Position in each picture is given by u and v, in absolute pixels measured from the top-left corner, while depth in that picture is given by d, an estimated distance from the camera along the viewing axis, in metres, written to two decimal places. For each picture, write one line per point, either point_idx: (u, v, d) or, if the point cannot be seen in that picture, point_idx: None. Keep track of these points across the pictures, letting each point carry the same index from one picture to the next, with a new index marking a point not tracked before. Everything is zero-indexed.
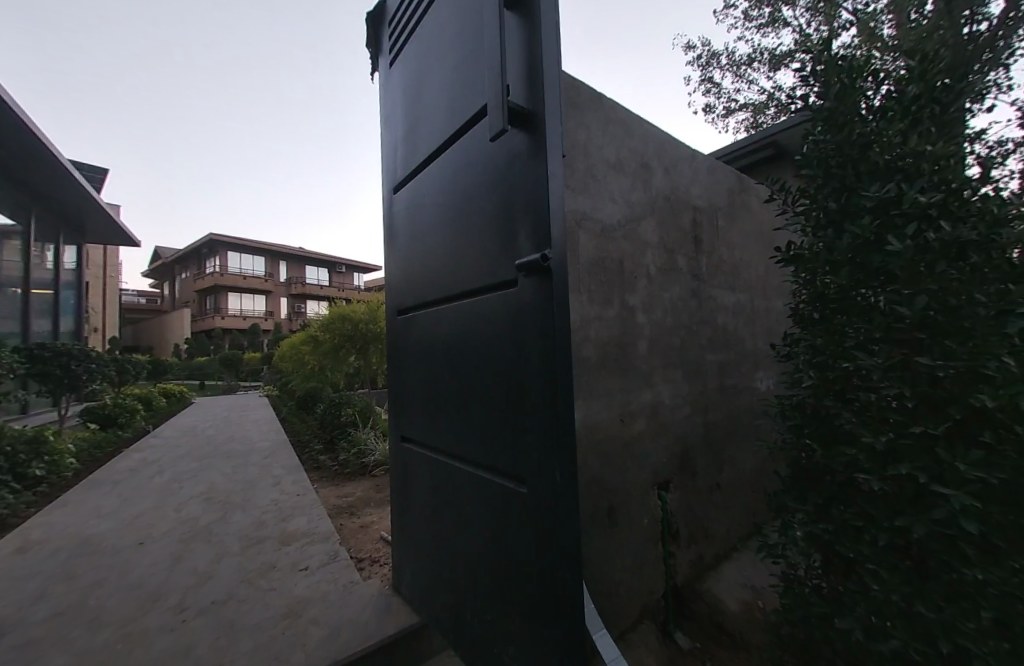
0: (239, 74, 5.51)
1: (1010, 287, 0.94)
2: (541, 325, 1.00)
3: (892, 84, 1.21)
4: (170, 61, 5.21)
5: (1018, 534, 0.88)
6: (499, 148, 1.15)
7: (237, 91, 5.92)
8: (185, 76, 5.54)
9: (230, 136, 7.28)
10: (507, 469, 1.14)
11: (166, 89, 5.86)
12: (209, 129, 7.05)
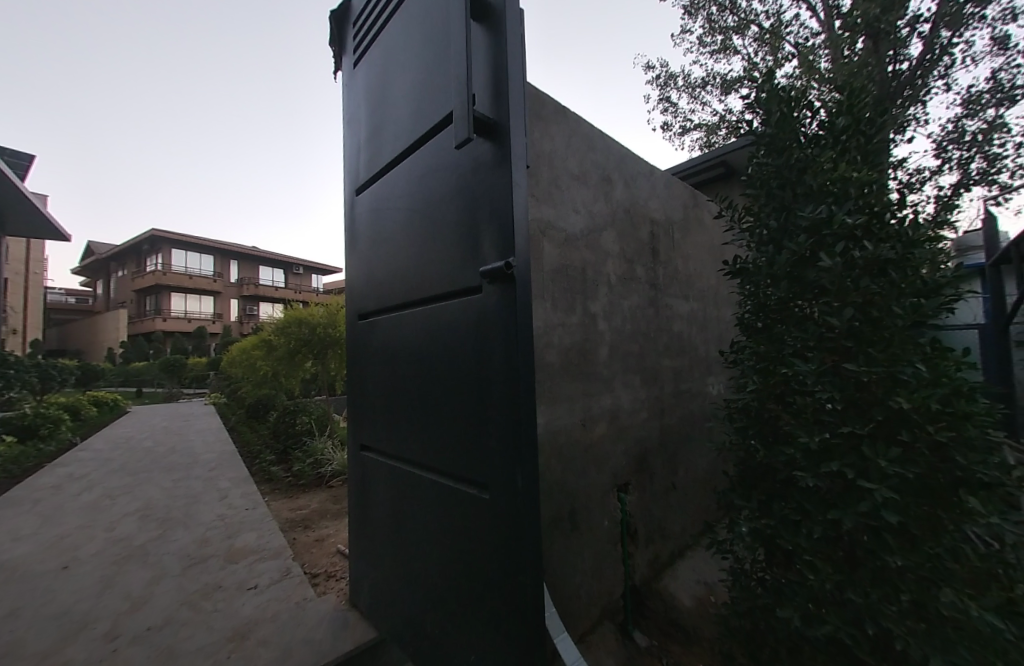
0: (191, 65, 5.19)
1: (919, 301, 1.05)
2: (503, 333, 1.01)
3: (823, 114, 1.33)
4: (112, 41, 4.81)
5: (925, 519, 0.99)
6: (464, 155, 1.15)
7: (188, 82, 5.56)
8: (130, 61, 5.15)
9: (179, 129, 6.81)
10: (469, 476, 1.13)
11: (106, 71, 5.40)
12: (154, 119, 6.55)
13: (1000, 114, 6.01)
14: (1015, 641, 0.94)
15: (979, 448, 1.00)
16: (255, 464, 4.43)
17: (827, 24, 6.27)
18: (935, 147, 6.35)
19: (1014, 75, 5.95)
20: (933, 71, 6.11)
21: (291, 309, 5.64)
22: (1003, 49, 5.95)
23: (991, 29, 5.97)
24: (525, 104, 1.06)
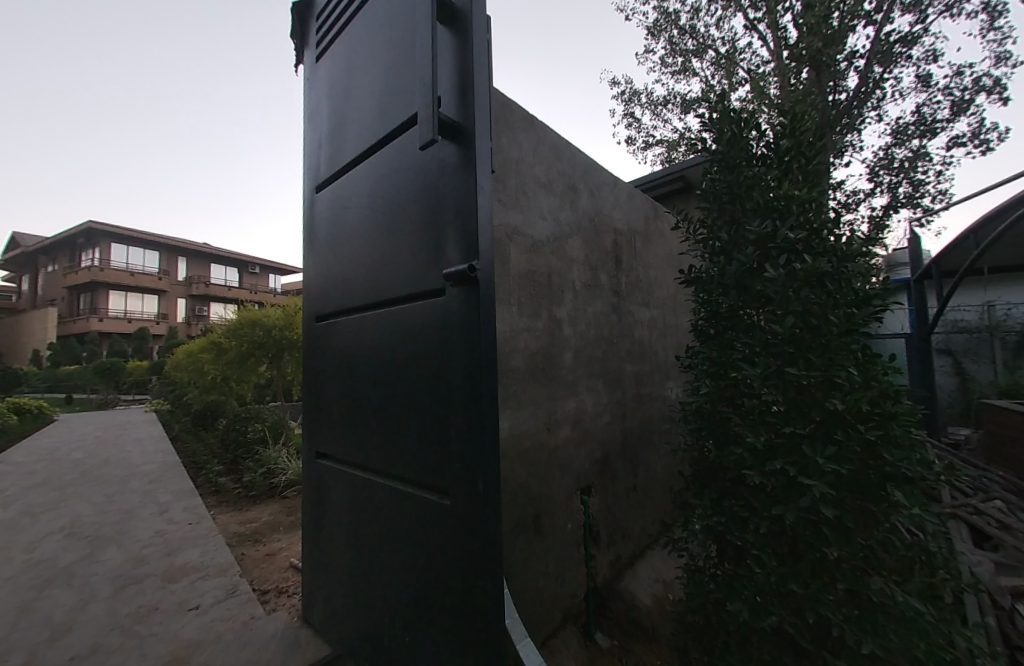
0: (133, 53, 4.84)
1: (851, 310, 1.14)
2: (466, 336, 1.00)
3: (767, 134, 1.43)
4: (36, 22, 4.40)
5: (855, 512, 1.07)
6: (428, 157, 1.14)
7: (134, 70, 5.22)
8: (74, 45, 4.80)
9: (120, 115, 6.34)
10: (429, 482, 1.10)
11: (29, 54, 4.92)
12: (93, 102, 6.08)
13: (923, 144, 6.77)
14: (928, 619, 1.04)
15: (901, 445, 1.09)
16: (200, 475, 4.11)
17: (776, 53, 6.83)
18: (868, 172, 7.26)
19: (935, 110, 6.66)
20: (867, 102, 6.75)
21: (245, 309, 5.36)
22: (926, 86, 6.63)
23: (916, 67, 6.63)
24: (490, 110, 1.07)
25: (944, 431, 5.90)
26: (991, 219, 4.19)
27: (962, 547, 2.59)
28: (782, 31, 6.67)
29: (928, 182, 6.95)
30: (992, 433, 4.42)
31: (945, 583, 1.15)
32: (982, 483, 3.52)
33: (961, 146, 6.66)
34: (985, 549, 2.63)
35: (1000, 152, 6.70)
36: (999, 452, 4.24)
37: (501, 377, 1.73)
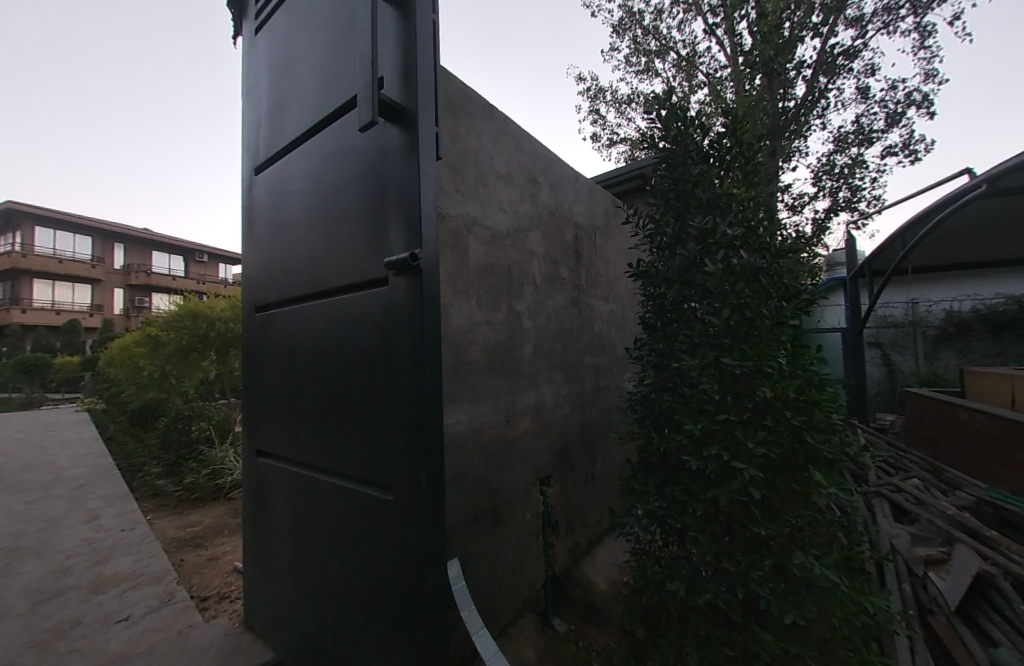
0: (60, 54, 4.50)
1: (780, 303, 1.21)
2: (409, 326, 0.97)
3: (713, 131, 1.48)
4: None
5: (780, 492, 1.15)
6: (371, 140, 1.10)
7: (64, 68, 4.86)
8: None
9: (45, 103, 5.80)
10: (372, 476, 1.07)
11: None
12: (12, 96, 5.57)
13: (861, 153, 7.31)
14: (843, 589, 1.13)
15: (823, 429, 1.18)
16: (137, 479, 3.82)
17: (732, 60, 7.24)
18: (813, 177, 7.72)
19: (872, 121, 7.16)
20: (813, 110, 7.17)
21: (185, 299, 5.10)
22: (865, 98, 7.14)
23: (856, 79, 7.13)
24: (435, 94, 1.05)
25: (873, 417, 6.48)
26: (916, 223, 4.60)
27: (884, 522, 2.85)
28: (738, 38, 7.09)
29: (864, 188, 7.52)
30: (913, 418, 4.87)
31: (860, 555, 1.25)
32: (902, 463, 3.88)
33: (893, 155, 7.24)
34: (903, 523, 2.91)
35: (923, 163, 7.39)
36: (918, 435, 4.68)
37: (457, 369, 1.71)
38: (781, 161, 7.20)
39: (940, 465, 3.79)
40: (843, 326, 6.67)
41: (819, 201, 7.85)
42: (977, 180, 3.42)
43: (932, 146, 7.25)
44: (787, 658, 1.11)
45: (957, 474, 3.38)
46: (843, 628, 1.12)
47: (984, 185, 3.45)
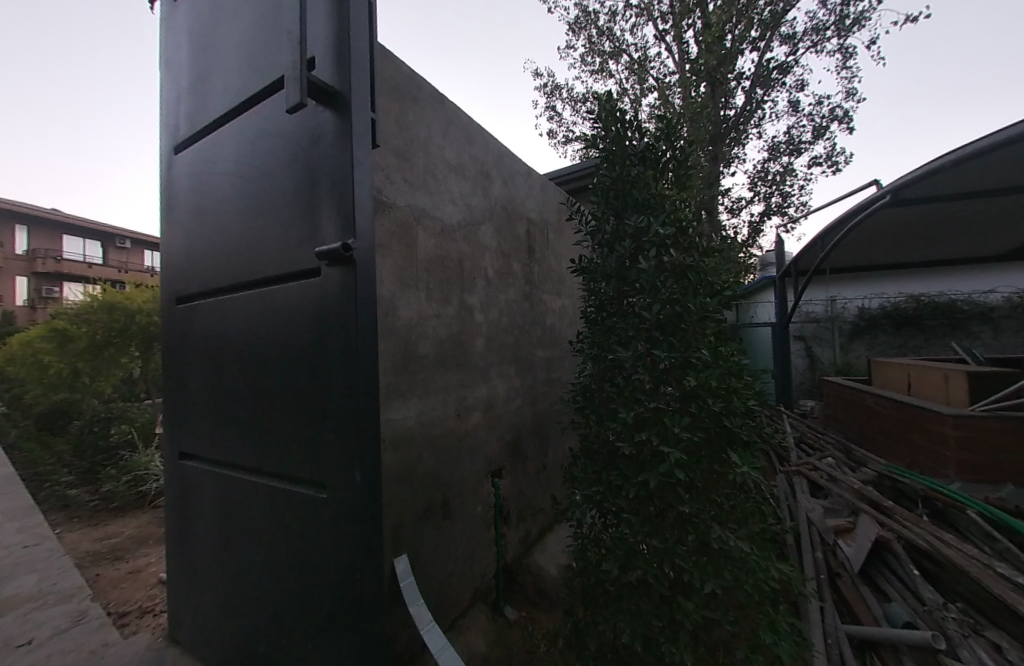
0: None
1: (706, 299, 1.30)
2: (341, 317, 0.94)
3: (651, 131, 1.54)
4: None
5: (702, 473, 1.25)
6: (301, 123, 1.04)
7: None
8: None
9: None
10: (305, 474, 1.03)
11: None
12: None
13: (790, 162, 7.95)
14: (755, 558, 1.25)
15: (741, 414, 1.29)
16: (44, 490, 3.43)
17: (680, 66, 7.58)
18: (750, 182, 8.26)
19: (801, 133, 7.82)
20: (751, 120, 7.68)
21: (95, 290, 4.72)
22: (795, 111, 7.76)
23: (788, 93, 7.72)
24: (371, 80, 1.01)
25: (796, 403, 7.18)
26: (834, 228, 5.09)
27: (802, 498, 3.16)
28: (685, 46, 7.44)
29: (794, 195, 8.16)
30: (829, 404, 5.43)
31: (773, 527, 1.39)
32: (818, 443, 4.33)
33: (818, 165, 7.94)
34: (819, 498, 3.24)
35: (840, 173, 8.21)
36: (833, 419, 5.23)
37: (406, 364, 1.68)
38: (721, 166, 7.66)
39: (850, 445, 4.25)
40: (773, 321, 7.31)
41: (754, 204, 8.42)
42: (883, 191, 3.87)
43: (849, 158, 8.05)
44: (706, 624, 1.22)
45: (864, 452, 3.82)
46: (756, 595, 1.23)
47: (889, 195, 3.91)
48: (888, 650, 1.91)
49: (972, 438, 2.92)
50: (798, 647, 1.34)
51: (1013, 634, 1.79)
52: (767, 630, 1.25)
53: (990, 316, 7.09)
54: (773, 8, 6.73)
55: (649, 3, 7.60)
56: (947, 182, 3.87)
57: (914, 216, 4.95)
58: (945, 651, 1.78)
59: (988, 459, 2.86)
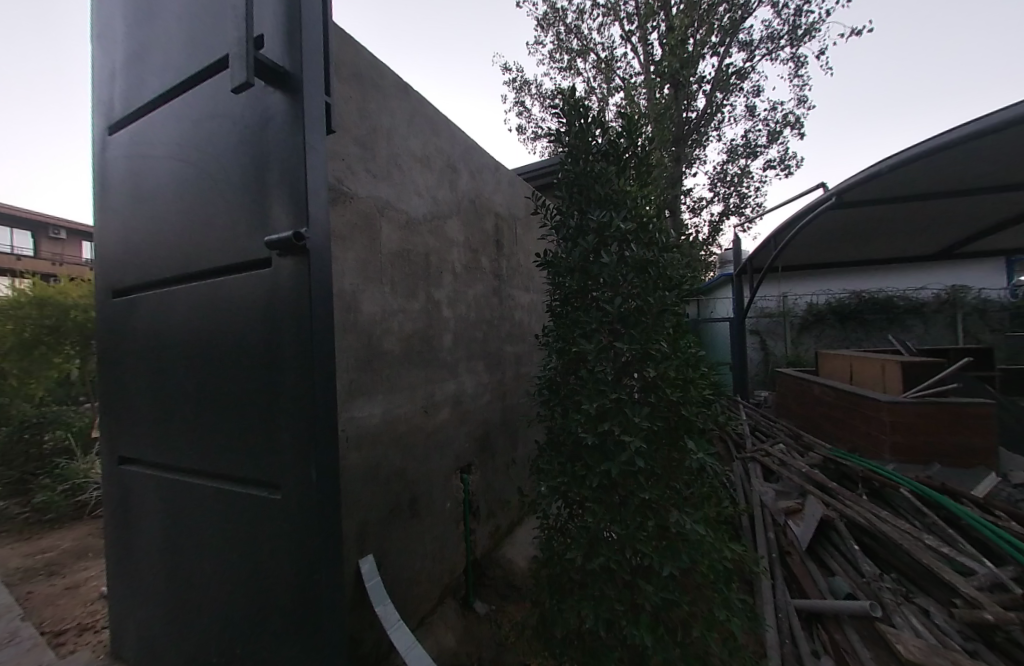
0: None
1: (664, 292, 1.34)
2: (293, 311, 0.89)
3: (614, 128, 1.57)
4: None
5: (660, 461, 1.30)
6: (248, 105, 0.98)
7: None
8: None
9: None
10: (257, 475, 0.98)
11: None
12: None
13: (747, 164, 8.36)
14: (710, 540, 1.31)
15: (697, 403, 1.34)
16: None
17: (645, 67, 7.79)
18: (710, 183, 8.63)
19: (757, 137, 8.23)
20: (711, 123, 8.01)
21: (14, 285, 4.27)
22: (751, 116, 8.16)
23: (745, 98, 8.11)
24: (326, 62, 0.97)
25: (751, 394, 7.64)
26: (784, 228, 5.42)
27: (756, 483, 3.35)
28: (650, 48, 7.66)
29: (750, 196, 8.59)
30: (781, 394, 5.79)
31: (726, 510, 1.46)
32: (771, 430, 4.62)
33: (772, 169, 8.41)
34: (771, 482, 3.45)
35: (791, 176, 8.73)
36: (784, 408, 5.59)
37: (370, 360, 1.64)
38: (683, 166, 7.96)
39: (798, 431, 4.56)
40: (731, 317, 7.71)
41: (714, 205, 8.81)
42: (829, 193, 4.15)
43: (798, 163, 8.60)
44: (664, 605, 1.28)
45: (811, 437, 4.10)
46: (710, 574, 1.30)
47: (833, 198, 4.22)
48: (832, 619, 2.08)
49: (906, 423, 3.19)
50: (749, 620, 1.43)
51: (939, 599, 2.01)
52: (721, 608, 1.31)
53: (921, 311, 7.78)
54: (731, 15, 7.03)
55: (615, 4, 7.77)
56: (883, 187, 4.22)
57: (855, 218, 5.34)
58: (881, 618, 1.97)
59: (918, 441, 3.15)
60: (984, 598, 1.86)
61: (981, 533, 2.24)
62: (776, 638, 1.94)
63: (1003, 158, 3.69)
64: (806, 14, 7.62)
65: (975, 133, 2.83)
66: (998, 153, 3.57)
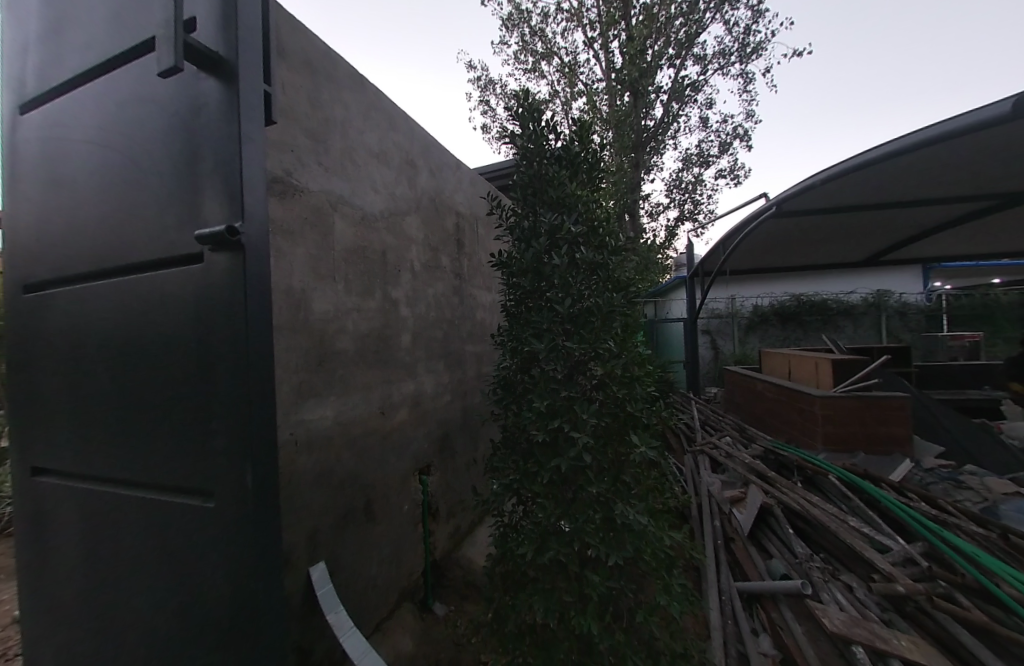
0: None
1: (611, 293, 1.40)
2: (221, 310, 0.82)
3: (568, 132, 1.60)
4: None
5: (607, 456, 1.36)
6: (177, 90, 0.90)
7: None
8: None
9: None
10: (181, 487, 0.91)
11: None
12: None
13: (700, 172, 8.82)
14: (654, 530, 1.38)
15: (643, 400, 1.41)
16: None
17: (606, 73, 8.02)
18: (667, 189, 9.01)
19: (710, 147, 8.69)
20: (669, 132, 8.37)
21: None
22: (705, 127, 8.61)
23: (700, 110, 8.54)
24: (265, 48, 0.91)
25: (703, 391, 8.08)
26: (732, 235, 5.76)
27: (705, 474, 3.54)
28: (611, 55, 7.89)
29: (704, 203, 9.06)
30: (729, 390, 6.17)
31: (669, 500, 1.54)
32: (719, 424, 4.92)
33: (723, 178, 8.91)
34: (718, 473, 3.66)
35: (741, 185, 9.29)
36: (732, 403, 5.96)
37: (322, 361, 1.58)
38: (643, 172, 8.27)
39: (743, 424, 4.88)
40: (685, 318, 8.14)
41: (671, 210, 9.21)
42: (770, 203, 4.46)
43: (746, 174, 9.18)
44: (610, 593, 1.34)
45: (755, 430, 4.40)
46: (653, 562, 1.37)
47: (773, 208, 4.55)
48: (769, 600, 2.24)
49: (837, 415, 3.49)
50: (689, 602, 1.52)
51: (861, 575, 2.22)
52: (664, 593, 1.39)
53: (852, 313, 8.55)
54: (687, 28, 7.37)
55: (579, 10, 7.95)
56: (817, 198, 4.59)
57: (793, 227, 5.79)
58: (811, 595, 2.14)
59: (847, 432, 3.46)
60: (898, 572, 2.08)
61: (896, 514, 2.50)
62: (718, 620, 2.07)
63: (916, 175, 4.12)
64: (754, 34, 8.13)
65: (898, 149, 3.17)
66: (911, 171, 3.98)
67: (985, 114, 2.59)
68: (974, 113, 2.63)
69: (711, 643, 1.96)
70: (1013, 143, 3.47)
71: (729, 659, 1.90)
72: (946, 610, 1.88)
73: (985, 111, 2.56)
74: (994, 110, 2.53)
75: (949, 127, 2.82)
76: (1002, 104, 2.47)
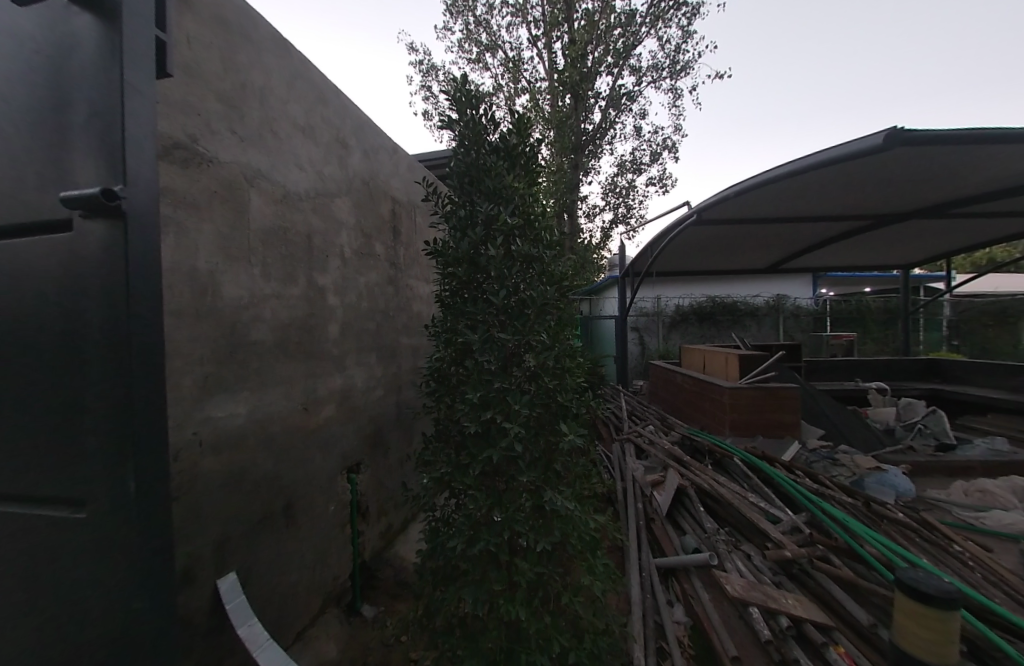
0: None
1: (545, 287, 1.43)
2: (84, 291, 0.67)
3: (506, 125, 1.60)
4: None
5: (538, 446, 1.40)
6: (34, 23, 0.71)
7: None
8: None
9: None
10: (20, 504, 0.74)
11: None
12: None
13: (633, 179, 9.40)
14: (580, 514, 1.45)
15: (572, 390, 1.47)
16: None
17: (549, 73, 8.21)
18: (604, 192, 9.48)
19: (643, 155, 9.29)
20: (607, 137, 8.80)
21: None
22: (638, 136, 9.18)
23: (634, 119, 9.08)
24: None
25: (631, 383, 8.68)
26: (659, 239, 6.22)
27: (630, 461, 3.83)
28: (554, 56, 8.08)
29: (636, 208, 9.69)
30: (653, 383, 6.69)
31: (593, 484, 1.63)
32: (643, 415, 5.32)
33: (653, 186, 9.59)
34: (642, 459, 3.97)
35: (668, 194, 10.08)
36: (655, 395, 6.48)
37: (233, 352, 1.43)
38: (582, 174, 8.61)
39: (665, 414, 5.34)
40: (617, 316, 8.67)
41: (607, 213, 9.72)
42: (692, 211, 4.89)
43: (673, 183, 9.98)
44: (538, 578, 1.39)
45: (675, 419, 4.82)
46: (578, 545, 1.44)
47: (694, 215, 4.99)
48: (682, 572, 2.48)
49: (741, 403, 3.96)
50: (610, 580, 1.62)
51: (757, 545, 2.55)
52: (587, 573, 1.47)
53: (757, 314, 9.74)
54: (625, 39, 7.77)
55: (523, 6, 8.02)
56: (731, 209, 5.12)
57: (711, 235, 6.41)
58: (717, 565, 2.41)
59: (748, 418, 3.94)
60: (786, 540, 2.41)
61: (786, 489, 2.90)
62: (638, 594, 2.25)
63: (806, 193, 4.77)
64: (683, 53, 8.83)
65: (797, 169, 3.64)
66: (804, 189, 4.60)
67: (862, 144, 3.11)
68: (855, 142, 3.13)
69: (631, 616, 2.12)
70: (877, 171, 4.17)
71: (646, 628, 2.06)
72: (822, 569, 2.22)
73: (863, 141, 3.06)
74: (869, 141, 3.04)
75: (835, 153, 3.32)
76: (876, 136, 2.98)
